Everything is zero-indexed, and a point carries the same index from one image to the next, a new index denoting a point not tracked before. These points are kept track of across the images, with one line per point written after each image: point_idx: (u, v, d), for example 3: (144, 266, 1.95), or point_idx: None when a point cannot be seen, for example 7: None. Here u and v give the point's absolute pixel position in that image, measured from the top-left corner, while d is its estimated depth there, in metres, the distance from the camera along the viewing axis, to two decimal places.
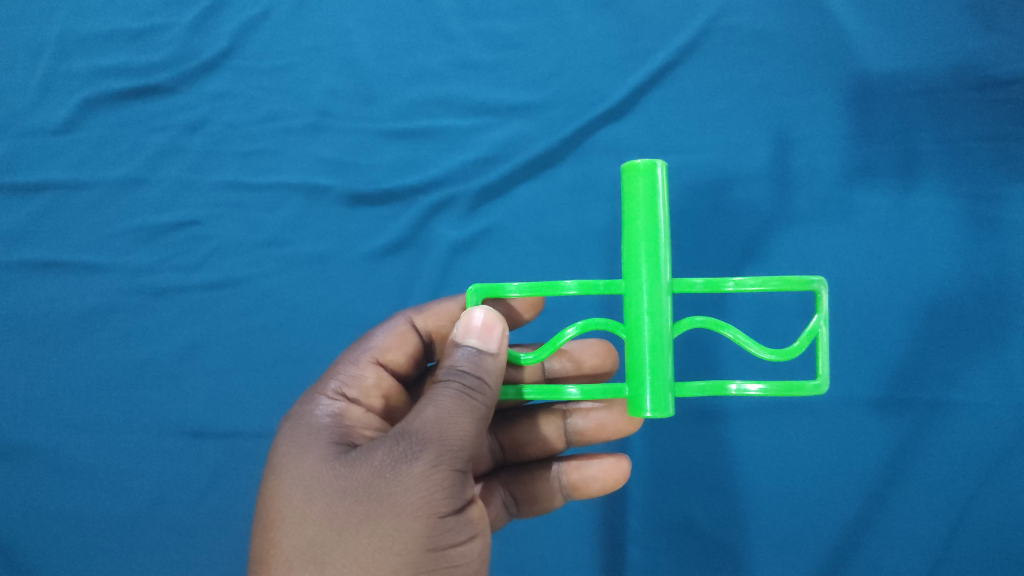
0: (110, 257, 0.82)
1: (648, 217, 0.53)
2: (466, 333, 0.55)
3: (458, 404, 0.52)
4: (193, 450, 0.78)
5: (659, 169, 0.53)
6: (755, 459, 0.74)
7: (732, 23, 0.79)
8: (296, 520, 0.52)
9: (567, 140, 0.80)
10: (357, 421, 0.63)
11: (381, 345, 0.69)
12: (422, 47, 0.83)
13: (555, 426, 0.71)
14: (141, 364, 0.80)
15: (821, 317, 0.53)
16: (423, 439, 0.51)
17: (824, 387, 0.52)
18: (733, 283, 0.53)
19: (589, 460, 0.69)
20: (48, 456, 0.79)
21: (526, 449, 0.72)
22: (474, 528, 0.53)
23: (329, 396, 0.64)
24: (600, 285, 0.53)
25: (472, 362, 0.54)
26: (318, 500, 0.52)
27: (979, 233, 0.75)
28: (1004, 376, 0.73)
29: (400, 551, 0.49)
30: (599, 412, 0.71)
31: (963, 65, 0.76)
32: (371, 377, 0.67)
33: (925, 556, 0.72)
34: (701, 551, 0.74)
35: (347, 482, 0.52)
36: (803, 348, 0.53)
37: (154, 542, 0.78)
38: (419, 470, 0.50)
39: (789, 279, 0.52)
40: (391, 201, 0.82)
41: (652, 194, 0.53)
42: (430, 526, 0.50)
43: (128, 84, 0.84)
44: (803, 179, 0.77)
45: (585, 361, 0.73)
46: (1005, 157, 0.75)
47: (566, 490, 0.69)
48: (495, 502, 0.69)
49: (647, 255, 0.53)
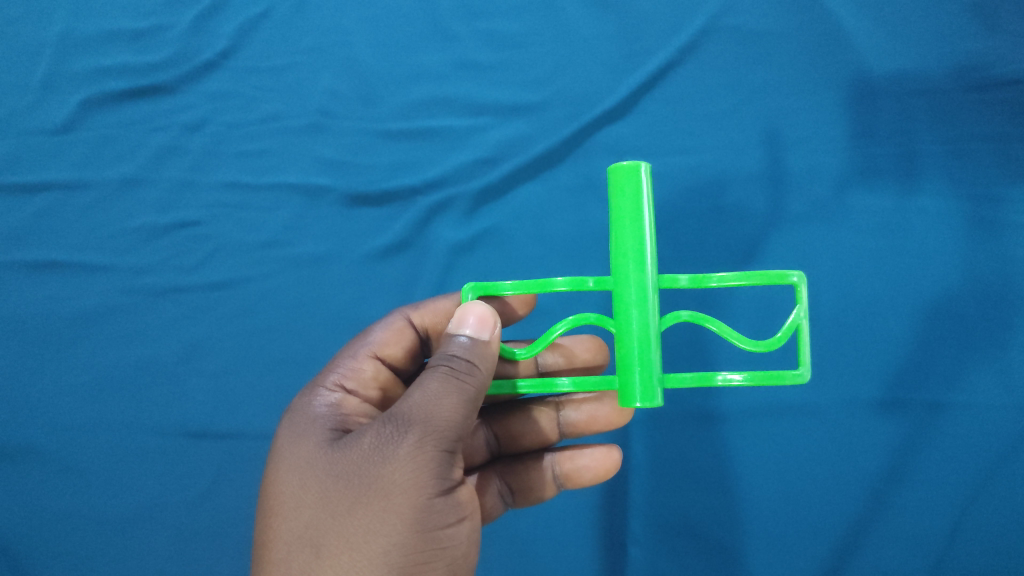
0: (112, 257, 0.82)
1: (636, 214, 0.53)
2: (459, 324, 0.55)
3: (444, 385, 0.52)
4: (195, 450, 0.80)
5: (644, 169, 0.53)
6: (755, 461, 0.75)
7: (732, 24, 0.78)
8: (293, 505, 0.53)
9: (566, 141, 0.80)
10: (353, 409, 0.64)
11: (379, 339, 0.69)
12: (420, 47, 0.82)
13: (549, 417, 0.72)
14: (143, 364, 0.81)
15: (802, 309, 0.53)
16: (409, 420, 0.51)
17: (806, 376, 0.52)
18: (717, 278, 0.52)
19: (581, 451, 0.69)
20: (51, 455, 0.80)
21: (519, 440, 0.72)
22: (463, 510, 0.52)
23: (328, 387, 0.65)
24: (589, 282, 0.53)
25: (462, 347, 0.54)
26: (313, 485, 0.53)
27: (982, 234, 0.74)
28: (1004, 378, 0.73)
29: (389, 533, 0.49)
30: (591, 404, 0.71)
31: (965, 65, 0.75)
32: (369, 369, 0.68)
33: (922, 556, 0.72)
34: (699, 550, 0.75)
35: (339, 466, 0.53)
36: (784, 340, 0.53)
37: (159, 539, 0.79)
38: (406, 450, 0.50)
39: (769, 273, 0.52)
40: (392, 201, 0.82)
41: (638, 194, 0.53)
42: (418, 507, 0.50)
43: (128, 84, 0.84)
44: (804, 180, 0.77)
45: (577, 355, 0.73)
46: (1009, 157, 0.74)
47: (560, 479, 0.70)
48: (490, 492, 0.70)
49: (634, 252, 0.53)
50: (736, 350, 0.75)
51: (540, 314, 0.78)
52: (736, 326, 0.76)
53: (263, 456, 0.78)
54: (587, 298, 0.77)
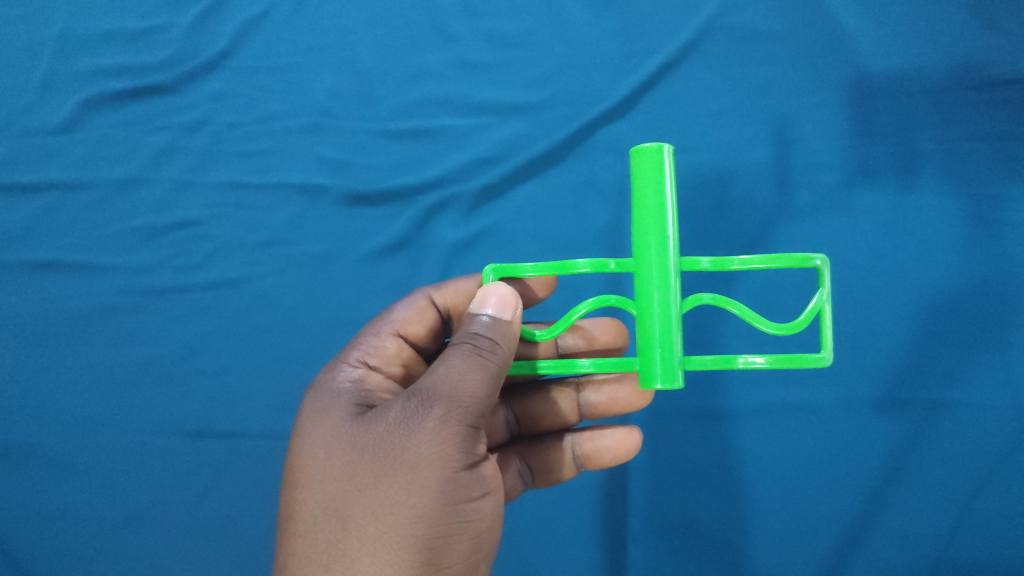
0: (110, 257, 0.82)
1: (658, 197, 0.53)
2: (481, 304, 0.56)
3: (468, 362, 0.52)
4: (194, 450, 0.79)
5: (666, 150, 0.53)
6: (756, 459, 0.75)
7: (731, 23, 0.79)
8: (318, 477, 0.53)
9: (565, 140, 0.80)
10: (377, 386, 0.63)
11: (402, 318, 0.68)
12: (421, 47, 0.83)
13: (569, 399, 0.72)
14: (142, 364, 0.81)
15: (824, 292, 0.53)
16: (433, 395, 0.51)
17: (828, 360, 0.52)
18: (739, 261, 0.52)
19: (602, 431, 0.69)
20: (49, 455, 0.80)
21: (539, 421, 0.72)
22: (487, 485, 0.52)
23: (351, 363, 0.65)
24: (611, 264, 0.53)
25: (484, 326, 0.54)
26: (338, 457, 0.53)
27: (981, 233, 0.74)
28: (1004, 376, 0.73)
29: (415, 506, 0.49)
30: (612, 385, 0.71)
31: (962, 65, 0.76)
32: (392, 347, 0.67)
33: (922, 555, 0.72)
34: (700, 551, 0.75)
35: (364, 439, 0.52)
36: (806, 323, 0.53)
37: (159, 539, 0.79)
38: (431, 424, 0.50)
39: (792, 256, 0.52)
40: (392, 201, 0.82)
41: (661, 175, 0.53)
42: (443, 480, 0.50)
43: (128, 84, 0.84)
44: (803, 178, 0.77)
45: (597, 338, 0.72)
46: (1007, 156, 0.75)
47: (579, 460, 0.70)
48: (510, 472, 0.70)
49: (657, 234, 0.53)
50: (736, 348, 0.75)
51: (542, 312, 0.78)
52: (738, 325, 0.75)
53: (261, 456, 0.79)
54: (586, 296, 0.77)
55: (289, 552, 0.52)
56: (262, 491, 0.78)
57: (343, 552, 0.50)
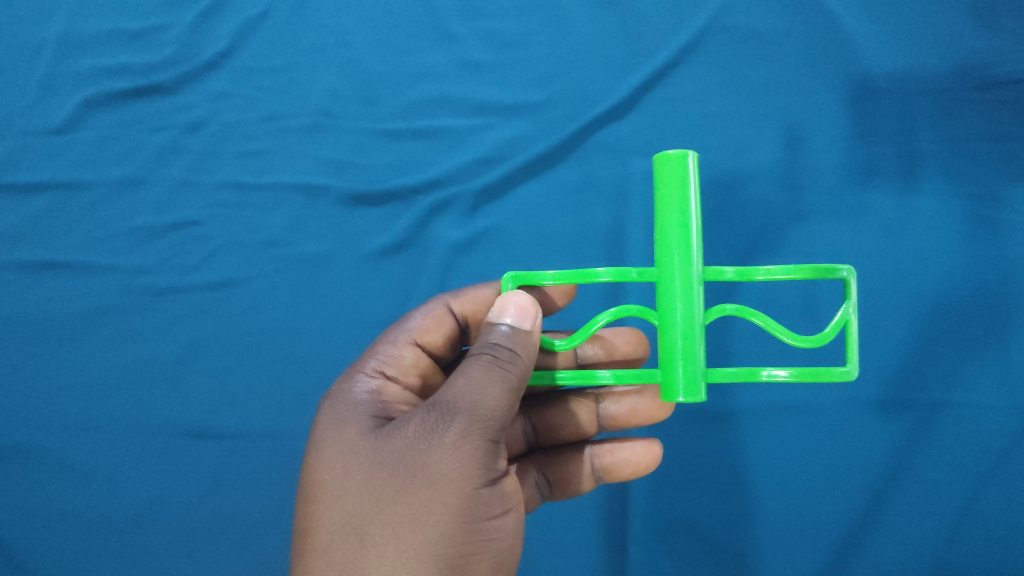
0: (110, 257, 0.82)
1: (682, 206, 0.53)
2: (500, 313, 0.56)
3: (488, 373, 0.52)
4: (195, 450, 0.79)
5: (691, 158, 0.53)
6: (757, 461, 0.75)
7: (732, 23, 0.79)
8: (336, 493, 0.53)
9: (567, 140, 0.80)
10: (394, 397, 0.63)
11: (418, 327, 0.68)
12: (422, 46, 0.82)
13: (588, 410, 0.72)
14: (143, 365, 0.81)
15: (850, 304, 0.53)
16: (453, 408, 0.51)
17: (853, 373, 0.52)
18: (763, 271, 0.53)
19: (622, 444, 0.69)
20: (49, 456, 0.79)
21: (556, 432, 0.72)
22: (508, 502, 0.52)
23: (368, 373, 0.65)
24: (633, 273, 0.53)
25: (503, 336, 0.54)
26: (356, 472, 0.53)
27: (981, 234, 0.75)
28: (1004, 377, 0.74)
29: (435, 523, 0.49)
30: (632, 397, 0.71)
31: (963, 65, 0.76)
32: (409, 357, 0.67)
33: (920, 554, 0.73)
34: (701, 551, 0.75)
35: (383, 454, 0.52)
36: (831, 335, 0.53)
37: (160, 539, 0.78)
38: (451, 439, 0.50)
39: (817, 267, 0.52)
40: (393, 201, 0.82)
41: (685, 183, 0.53)
42: (464, 497, 0.50)
43: (127, 84, 0.83)
44: (804, 179, 0.77)
45: (617, 348, 0.72)
46: (1008, 156, 0.75)
47: (597, 473, 0.70)
48: (528, 483, 0.70)
49: (680, 243, 0.53)
50: (738, 350, 0.75)
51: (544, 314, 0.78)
52: (740, 327, 0.76)
53: (263, 458, 0.78)
54: (589, 298, 0.78)
55: (306, 569, 0.52)
56: (264, 492, 0.78)
57: (362, 570, 0.49)
